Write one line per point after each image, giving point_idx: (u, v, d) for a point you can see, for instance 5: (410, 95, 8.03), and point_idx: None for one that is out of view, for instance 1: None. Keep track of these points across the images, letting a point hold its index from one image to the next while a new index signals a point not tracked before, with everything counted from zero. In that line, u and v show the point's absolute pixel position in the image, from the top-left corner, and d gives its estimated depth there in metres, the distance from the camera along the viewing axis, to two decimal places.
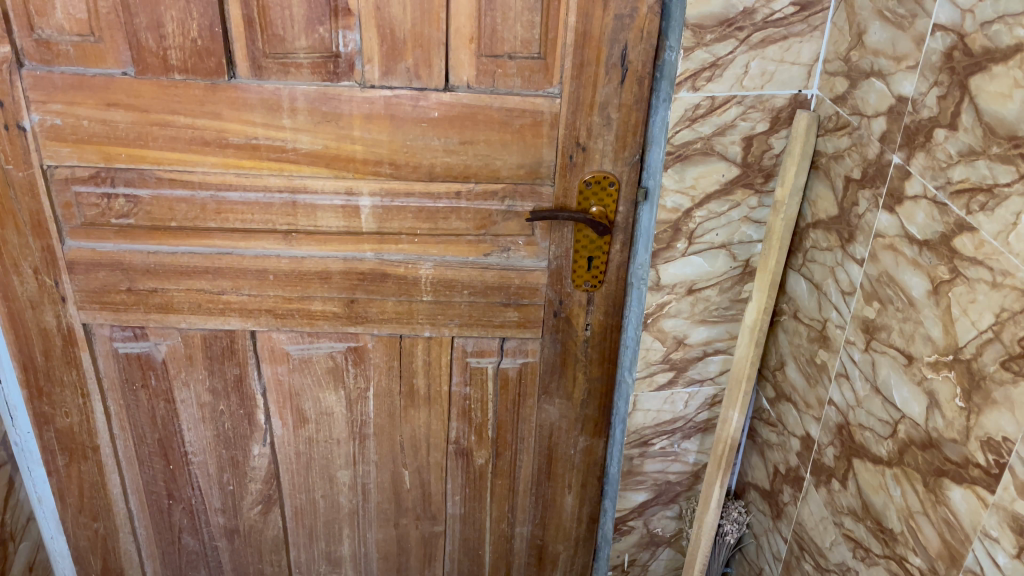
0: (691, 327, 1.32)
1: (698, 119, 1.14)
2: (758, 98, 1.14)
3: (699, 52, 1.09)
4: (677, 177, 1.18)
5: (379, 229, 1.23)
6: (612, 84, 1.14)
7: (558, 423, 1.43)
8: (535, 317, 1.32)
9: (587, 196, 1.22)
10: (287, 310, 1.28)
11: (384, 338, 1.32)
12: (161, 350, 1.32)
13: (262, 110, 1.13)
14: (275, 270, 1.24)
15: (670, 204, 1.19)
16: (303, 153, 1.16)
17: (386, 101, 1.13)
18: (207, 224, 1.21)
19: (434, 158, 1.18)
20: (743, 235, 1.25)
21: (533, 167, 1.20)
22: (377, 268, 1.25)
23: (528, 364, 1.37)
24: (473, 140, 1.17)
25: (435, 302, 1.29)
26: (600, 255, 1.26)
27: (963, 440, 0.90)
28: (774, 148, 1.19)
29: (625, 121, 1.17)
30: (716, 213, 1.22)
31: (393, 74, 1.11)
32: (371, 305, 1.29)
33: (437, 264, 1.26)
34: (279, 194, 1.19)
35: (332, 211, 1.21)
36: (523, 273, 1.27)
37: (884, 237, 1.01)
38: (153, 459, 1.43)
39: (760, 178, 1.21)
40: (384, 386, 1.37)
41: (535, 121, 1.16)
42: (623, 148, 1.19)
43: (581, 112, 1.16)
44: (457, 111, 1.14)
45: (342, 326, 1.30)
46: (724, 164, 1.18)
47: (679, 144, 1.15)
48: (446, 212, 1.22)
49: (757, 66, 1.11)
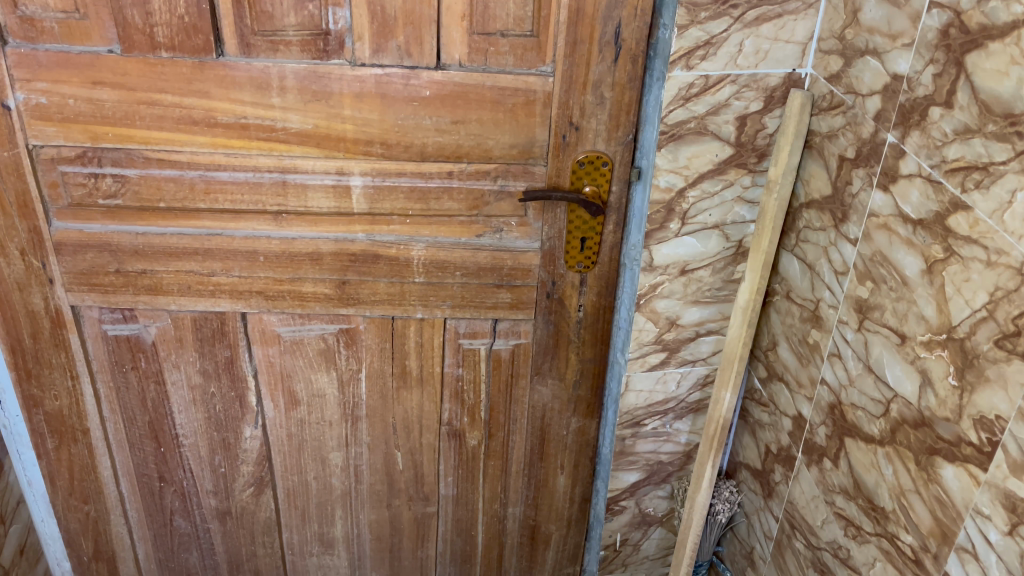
0: (684, 308, 1.32)
1: (692, 98, 1.13)
2: (752, 77, 1.13)
3: (692, 30, 1.08)
4: (671, 157, 1.17)
5: (371, 209, 1.22)
6: (605, 62, 1.13)
7: (550, 404, 1.43)
8: (528, 298, 1.31)
9: (580, 176, 1.21)
10: (278, 291, 1.27)
11: (376, 319, 1.31)
12: (151, 332, 1.31)
13: (251, 89, 1.11)
14: (266, 251, 1.23)
15: (663, 183, 1.19)
16: (293, 132, 1.15)
17: (377, 80, 1.12)
18: (196, 205, 1.19)
19: (426, 137, 1.17)
20: (737, 215, 1.25)
21: (526, 146, 1.19)
22: (369, 250, 1.24)
23: (521, 345, 1.36)
24: (465, 119, 1.16)
25: (427, 283, 1.28)
26: (594, 235, 1.26)
27: (956, 418, 0.91)
28: (768, 127, 1.18)
29: (619, 100, 1.16)
30: (709, 192, 1.22)
31: (384, 52, 1.10)
32: (363, 286, 1.28)
33: (429, 245, 1.25)
34: (269, 174, 1.17)
35: (323, 191, 1.19)
36: (516, 253, 1.27)
37: (878, 217, 1.01)
38: (143, 442, 1.42)
39: (754, 158, 1.21)
40: (375, 367, 1.36)
41: (528, 100, 1.15)
42: (616, 127, 1.18)
43: (574, 90, 1.15)
44: (449, 89, 1.13)
45: (334, 308, 1.30)
46: (717, 144, 1.18)
47: (672, 123, 1.15)
48: (438, 192, 1.21)
49: (751, 44, 1.11)
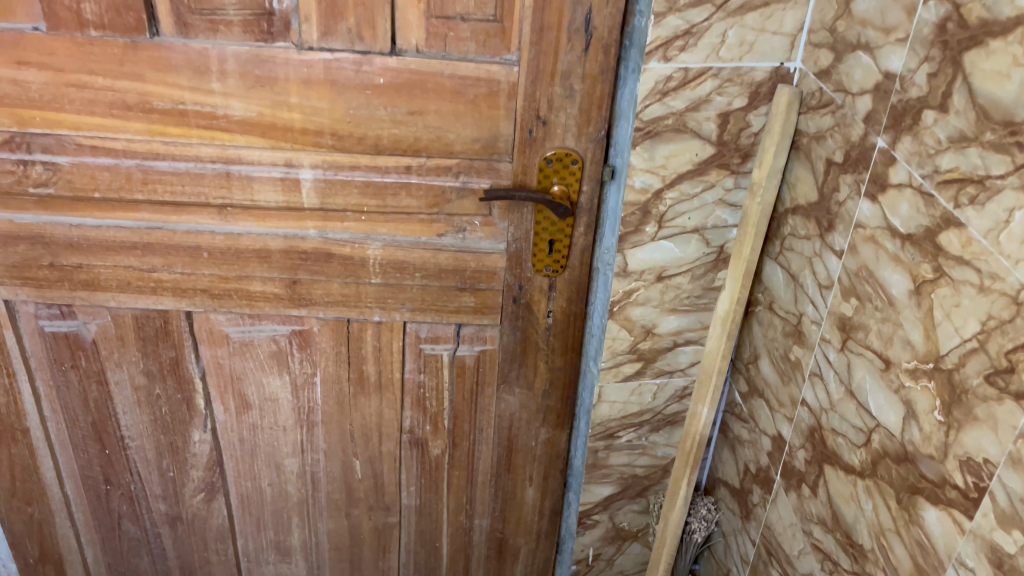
0: (660, 316, 1.26)
1: (669, 92, 1.07)
2: (735, 71, 1.07)
3: (671, 19, 1.01)
4: (646, 155, 1.11)
5: (322, 205, 1.13)
6: (575, 52, 1.02)
7: (518, 414, 1.35)
8: (493, 303, 1.23)
9: (548, 174, 1.11)
10: (224, 290, 1.19)
11: (331, 322, 1.23)
12: (90, 330, 1.23)
13: (189, 72, 1.02)
14: (210, 247, 1.15)
15: (638, 183, 1.13)
16: (235, 121, 1.05)
17: (326, 65, 1.02)
18: (134, 196, 1.11)
19: (381, 129, 1.07)
20: (718, 219, 1.19)
21: (489, 141, 1.09)
22: (321, 248, 1.16)
23: (487, 352, 1.29)
24: (423, 110, 1.06)
25: (385, 285, 1.20)
26: (562, 238, 1.17)
27: (941, 458, 0.82)
28: (753, 125, 1.12)
29: (590, 93, 1.05)
30: (688, 194, 1.16)
31: (334, 35, 1.00)
32: (315, 286, 1.20)
33: (386, 244, 1.17)
34: (212, 164, 1.09)
35: (270, 183, 1.11)
36: (479, 255, 1.18)
37: (865, 229, 0.92)
38: (87, 443, 1.35)
39: (737, 158, 1.14)
40: (330, 371, 1.29)
41: (491, 90, 1.05)
42: (587, 123, 1.08)
43: (541, 81, 1.04)
44: (404, 77, 1.03)
45: (285, 308, 1.22)
46: (698, 143, 1.12)
47: (648, 120, 1.08)
48: (395, 188, 1.13)
49: (735, 35, 1.04)
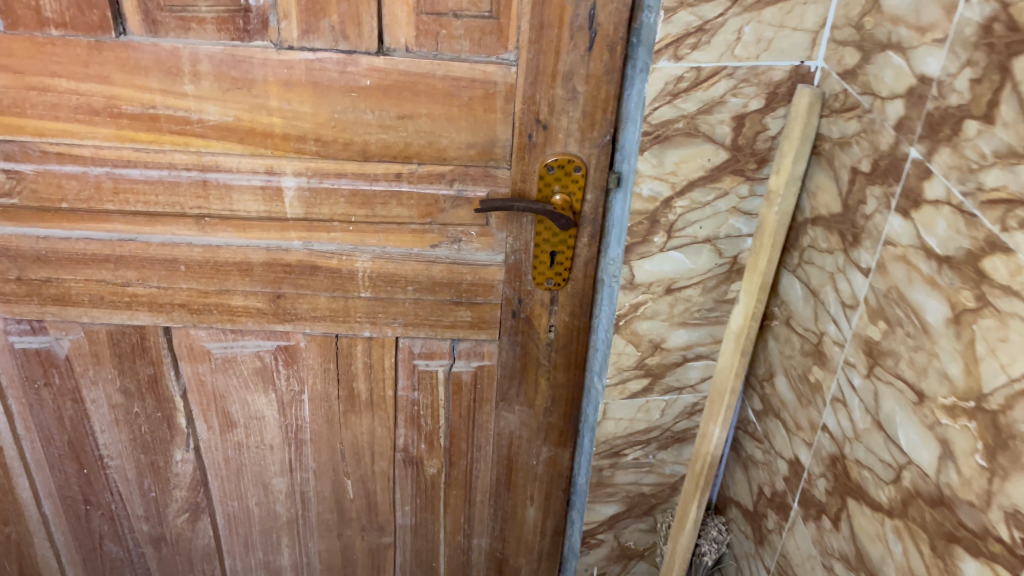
0: (669, 330, 1.18)
1: (680, 94, 0.99)
2: (752, 70, 0.99)
3: (682, 14, 0.93)
4: (655, 161, 1.03)
5: (307, 215, 1.06)
6: (578, 51, 0.94)
7: (518, 432, 1.27)
8: (490, 317, 1.15)
9: (549, 182, 1.03)
10: (203, 305, 1.12)
11: (318, 337, 1.16)
12: (63, 346, 1.15)
13: (159, 74, 0.94)
14: (187, 259, 1.07)
15: (646, 191, 1.05)
16: (211, 126, 0.98)
17: (308, 66, 0.94)
18: (105, 205, 1.03)
19: (368, 134, 0.99)
20: (731, 228, 1.11)
21: (485, 147, 1.01)
22: (306, 260, 1.09)
23: (484, 368, 1.21)
24: (413, 114, 0.98)
25: (375, 299, 1.13)
26: (565, 249, 1.09)
27: (982, 506, 0.74)
28: (770, 128, 1.04)
29: (594, 95, 0.97)
30: (700, 202, 1.08)
31: (315, 33, 0.92)
32: (301, 301, 1.12)
33: (376, 256, 1.09)
34: (187, 172, 1.01)
35: (250, 192, 1.03)
36: (476, 267, 1.11)
37: (896, 247, 0.84)
38: (64, 462, 1.28)
39: (753, 164, 1.06)
40: (319, 389, 1.21)
41: (487, 92, 0.97)
42: (591, 127, 1.00)
43: (541, 83, 0.96)
44: (393, 79, 0.95)
45: (268, 323, 1.14)
46: (710, 148, 1.04)
47: (657, 123, 1.00)
48: (385, 197, 1.05)
49: (752, 32, 0.96)
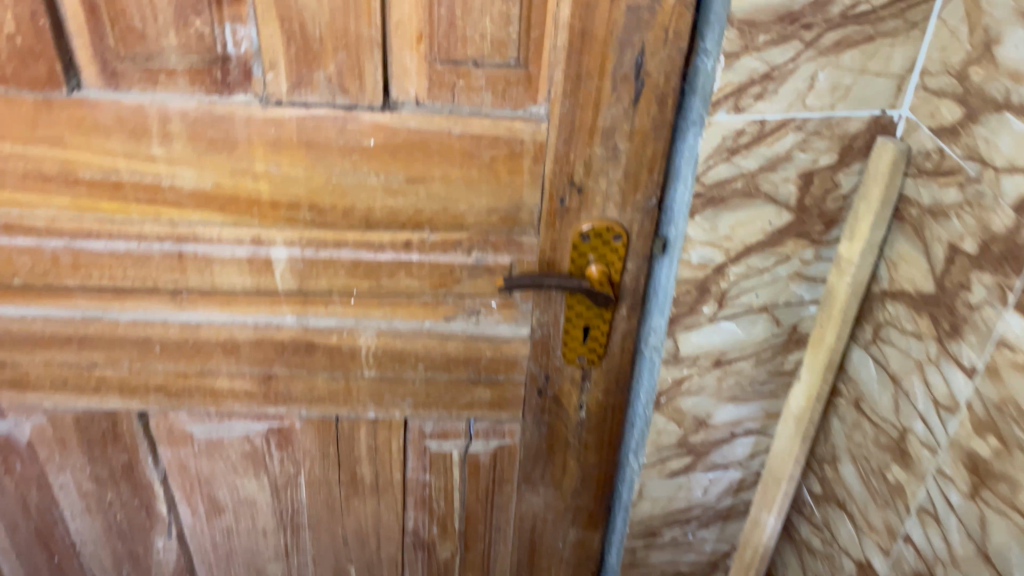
0: (716, 405, 1.04)
1: (740, 150, 0.83)
2: (825, 122, 0.83)
3: (746, 60, 0.78)
4: (707, 225, 0.88)
5: (301, 288, 0.91)
6: (621, 104, 0.79)
7: (543, 514, 1.13)
8: (513, 396, 1.01)
9: (584, 251, 0.88)
10: (183, 387, 0.97)
11: (315, 420, 1.02)
12: (24, 431, 1.01)
13: (122, 135, 0.79)
14: (163, 340, 0.93)
15: (695, 258, 0.90)
16: (186, 193, 0.83)
17: (300, 124, 0.79)
18: (64, 281, 0.88)
19: (371, 200, 0.84)
20: (791, 295, 0.96)
21: (509, 212, 0.86)
22: (301, 338, 0.94)
23: (506, 448, 1.07)
24: (425, 177, 0.83)
25: (381, 378, 0.98)
26: (600, 324, 0.94)
27: None
28: (842, 186, 0.88)
29: (638, 154, 0.82)
30: (756, 268, 0.93)
31: (308, 86, 0.77)
32: (295, 382, 0.97)
33: (382, 331, 0.94)
34: (159, 245, 0.86)
35: (234, 265, 0.88)
36: (497, 342, 0.96)
37: (1015, 354, 0.71)
38: (32, 551, 1.14)
39: (820, 225, 0.91)
40: (317, 474, 1.07)
41: (513, 152, 0.82)
42: (634, 190, 0.84)
43: (577, 140, 0.81)
44: (401, 138, 0.80)
45: (258, 406, 1.00)
46: (772, 209, 0.89)
47: (711, 183, 0.85)
48: (392, 267, 0.89)
49: (827, 78, 0.81)
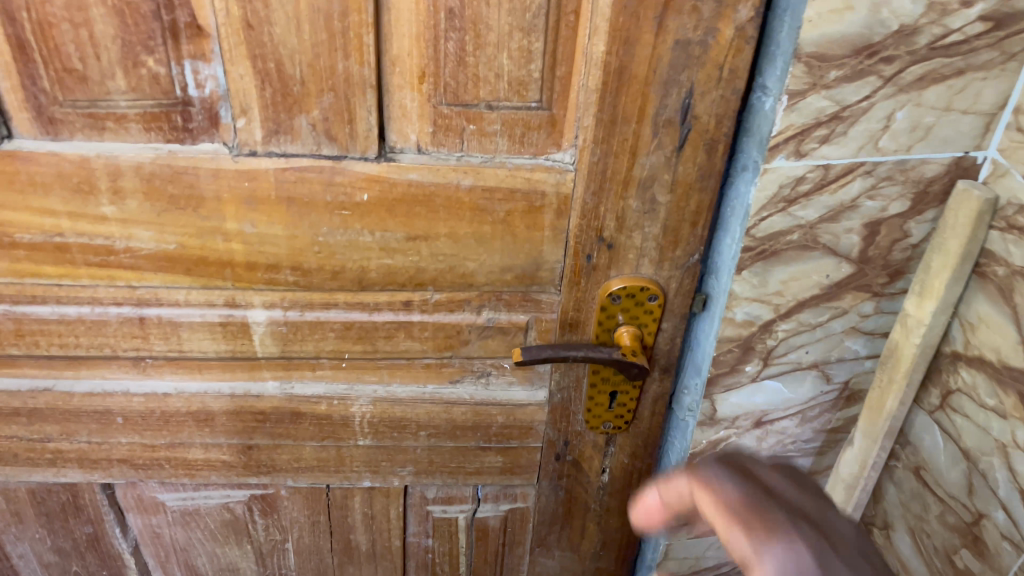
0: None
1: (798, 199, 0.71)
2: (898, 165, 0.71)
3: (813, 99, 0.65)
4: (756, 280, 0.76)
5: (284, 352, 0.78)
6: (662, 151, 0.66)
7: None
8: (526, 461, 0.89)
9: (612, 312, 0.75)
10: (152, 459, 0.86)
11: (303, 489, 0.90)
12: None
13: (65, 192, 0.66)
14: (125, 411, 0.81)
15: (740, 315, 0.78)
16: (144, 256, 0.70)
17: (279, 178, 0.66)
18: (8, 350, 0.76)
19: (364, 259, 0.71)
20: (846, 351, 0.84)
21: (527, 270, 0.74)
22: (285, 407, 0.82)
23: (517, 510, 0.95)
24: (428, 234, 0.70)
25: (377, 446, 0.86)
26: (629, 389, 0.81)
27: None
28: (912, 235, 0.76)
29: (680, 206, 0.69)
30: (808, 324, 0.81)
31: (288, 134, 0.64)
32: (279, 452, 0.86)
33: (378, 398, 0.82)
34: (115, 311, 0.73)
35: (204, 331, 0.76)
36: (510, 407, 0.84)
37: None
38: None
39: (884, 278, 0.79)
40: (306, 542, 0.97)
41: (532, 205, 0.69)
42: (674, 245, 0.72)
43: (608, 192, 0.68)
44: (399, 192, 0.67)
45: (238, 477, 0.88)
46: (831, 261, 0.76)
47: (763, 236, 0.72)
48: (389, 329, 0.76)
49: (905, 117, 0.68)
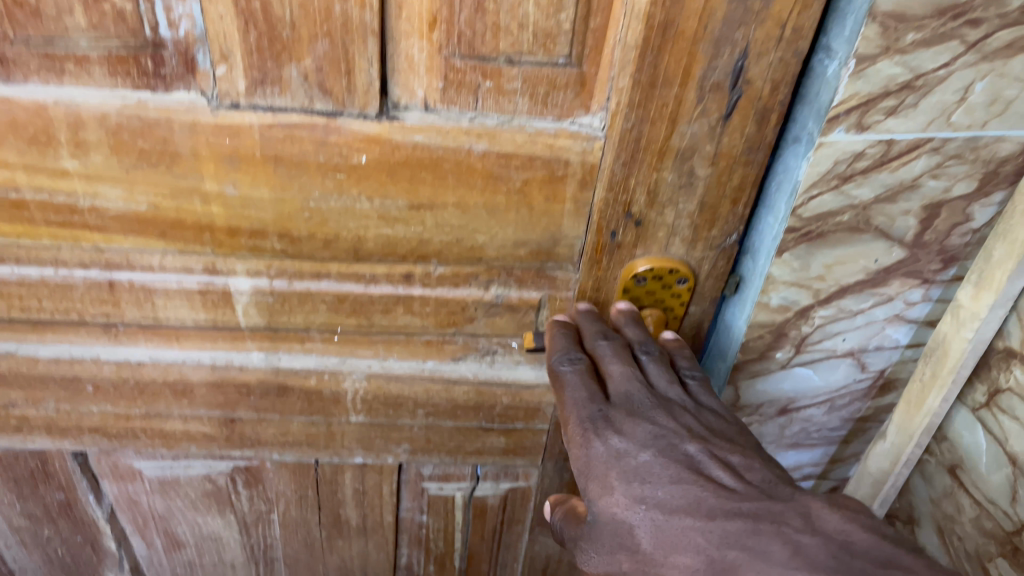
0: (773, 451, 0.87)
1: (854, 176, 0.62)
2: (970, 142, 0.62)
3: (884, 65, 0.56)
4: (797, 264, 0.67)
5: (271, 324, 0.70)
6: (706, 119, 0.57)
7: (557, 557, 0.96)
8: (531, 443, 0.83)
9: (635, 295, 0.69)
10: (126, 428, 0.79)
11: (291, 464, 0.84)
12: None
13: (18, 142, 0.57)
14: (95, 380, 0.74)
15: (775, 300, 0.70)
16: (112, 216, 0.62)
17: (265, 134, 0.57)
18: None
19: (361, 228, 0.63)
20: (886, 339, 0.76)
21: (542, 245, 0.66)
22: (271, 381, 0.75)
23: (518, 489, 0.89)
24: (433, 203, 0.62)
25: (371, 423, 0.80)
26: None
27: None
28: (974, 220, 0.68)
29: (721, 180, 0.61)
30: (849, 310, 0.73)
31: (276, 85, 0.55)
32: (264, 425, 0.79)
33: (372, 373, 0.75)
34: (80, 274, 0.66)
35: (181, 299, 0.68)
36: (516, 388, 0.77)
37: None
38: None
39: (937, 263, 0.71)
40: (292, 515, 0.91)
41: (553, 174, 0.61)
42: (710, 224, 0.64)
43: (641, 162, 0.60)
44: (402, 155, 0.59)
45: (219, 449, 0.82)
46: (881, 245, 0.68)
47: (810, 216, 0.64)
48: (387, 302, 0.69)
49: (985, 88, 0.59)
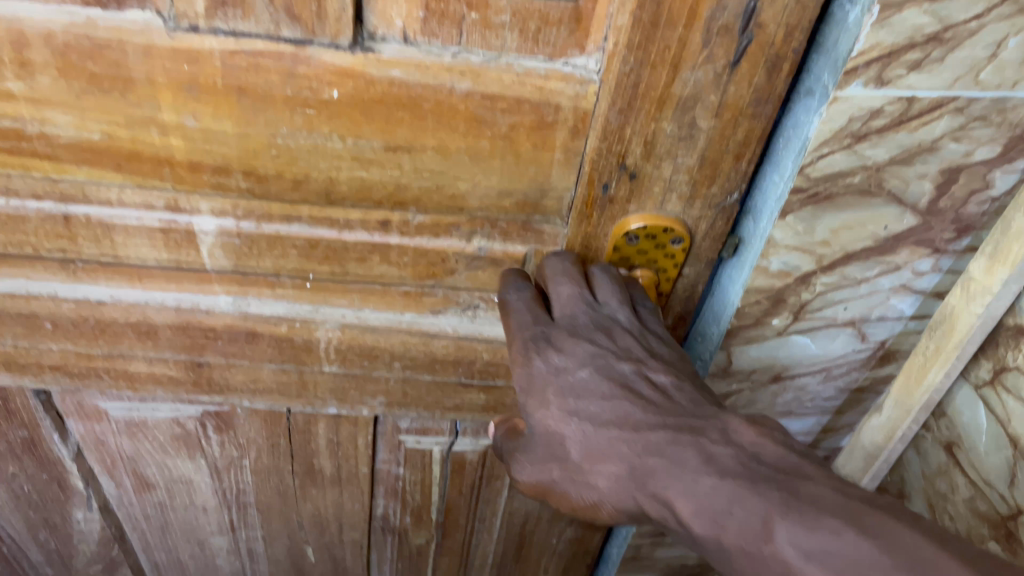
0: None
1: (868, 136, 0.57)
2: (997, 104, 0.57)
3: (911, 13, 0.51)
4: (800, 227, 0.63)
5: (238, 267, 0.66)
6: (711, 65, 0.52)
7: (535, 513, 0.95)
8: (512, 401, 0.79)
9: (626, 256, 0.65)
10: (88, 368, 0.75)
11: (262, 411, 0.81)
12: None
13: None
14: (53, 317, 0.70)
15: (775, 265, 0.66)
16: (64, 144, 0.57)
17: (227, 62, 0.52)
18: None
19: (333, 168, 0.59)
20: (889, 310, 0.72)
21: (528, 195, 0.61)
22: (240, 326, 0.71)
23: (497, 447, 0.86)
24: (412, 145, 0.58)
25: (345, 374, 0.76)
26: None
27: None
28: (994, 188, 0.63)
29: (725, 133, 0.56)
30: (853, 279, 0.69)
31: (239, 8, 0.50)
32: (233, 371, 0.76)
33: (346, 324, 0.71)
34: (34, 204, 0.61)
35: (143, 237, 0.63)
36: (496, 346, 0.73)
37: None
38: None
39: (950, 233, 0.66)
40: (265, 462, 0.88)
41: (541, 120, 0.56)
42: (710, 180, 0.59)
43: (638, 111, 0.55)
44: (377, 91, 0.54)
45: (187, 392, 0.79)
46: (892, 211, 0.64)
47: (818, 177, 0.59)
48: (363, 250, 0.65)
49: (1020, 45, 0.53)
